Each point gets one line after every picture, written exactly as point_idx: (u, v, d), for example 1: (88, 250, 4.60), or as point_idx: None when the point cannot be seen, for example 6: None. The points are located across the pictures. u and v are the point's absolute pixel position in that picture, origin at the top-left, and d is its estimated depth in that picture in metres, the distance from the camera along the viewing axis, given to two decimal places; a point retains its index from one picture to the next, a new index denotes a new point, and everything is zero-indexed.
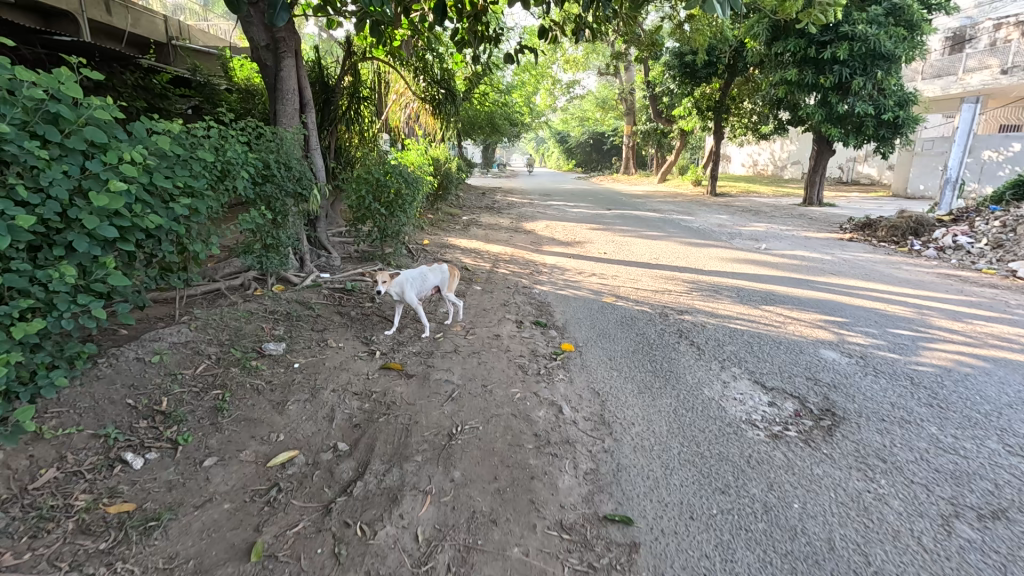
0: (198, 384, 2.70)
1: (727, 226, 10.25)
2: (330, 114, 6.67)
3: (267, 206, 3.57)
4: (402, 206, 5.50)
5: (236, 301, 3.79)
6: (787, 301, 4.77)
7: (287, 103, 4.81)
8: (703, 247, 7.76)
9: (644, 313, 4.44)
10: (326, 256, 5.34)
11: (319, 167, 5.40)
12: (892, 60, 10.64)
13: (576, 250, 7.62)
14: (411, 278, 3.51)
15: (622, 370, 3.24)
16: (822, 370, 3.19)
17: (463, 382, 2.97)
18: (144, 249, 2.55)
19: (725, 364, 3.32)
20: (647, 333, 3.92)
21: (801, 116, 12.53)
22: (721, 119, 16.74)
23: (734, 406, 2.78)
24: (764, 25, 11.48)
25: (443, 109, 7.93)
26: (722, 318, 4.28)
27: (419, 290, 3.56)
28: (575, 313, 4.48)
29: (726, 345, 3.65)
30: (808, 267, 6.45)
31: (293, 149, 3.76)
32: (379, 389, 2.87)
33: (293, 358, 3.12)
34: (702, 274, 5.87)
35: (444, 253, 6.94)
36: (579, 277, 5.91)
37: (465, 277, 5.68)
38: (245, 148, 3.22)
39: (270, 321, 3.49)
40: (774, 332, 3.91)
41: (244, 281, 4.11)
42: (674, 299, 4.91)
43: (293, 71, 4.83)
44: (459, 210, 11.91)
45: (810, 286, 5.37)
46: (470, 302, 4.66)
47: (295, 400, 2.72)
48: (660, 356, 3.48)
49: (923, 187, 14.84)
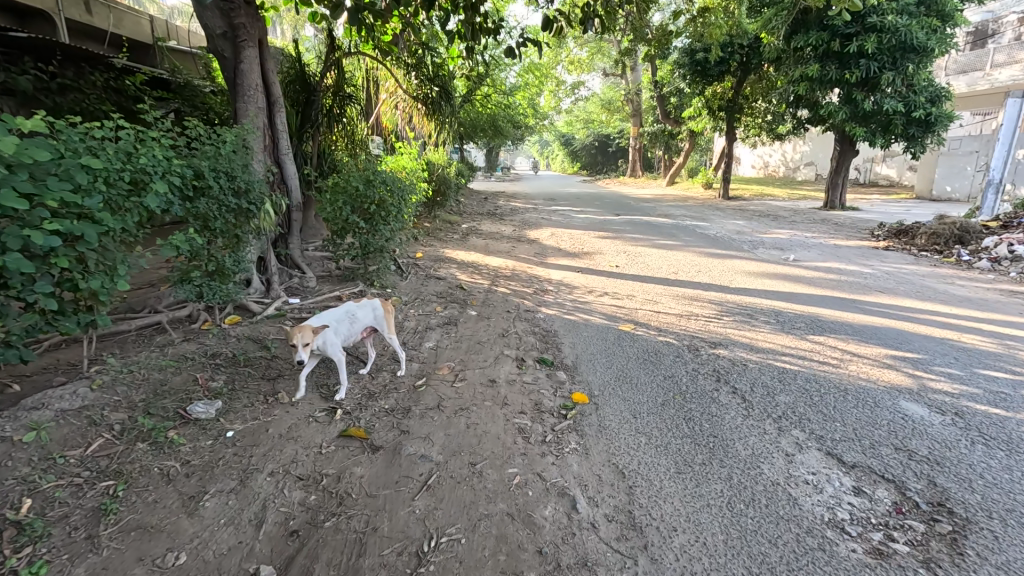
0: (85, 471, 2.02)
1: (746, 233, 9.51)
2: (312, 116, 6.09)
3: (207, 226, 2.88)
4: (386, 219, 4.77)
5: (174, 340, 3.11)
6: (838, 328, 4.04)
7: (249, 101, 4.13)
8: (725, 258, 7.05)
9: (671, 348, 3.70)
10: (299, 276, 4.66)
11: (293, 174, 4.72)
12: (923, 53, 9.89)
13: (585, 263, 6.91)
14: (334, 324, 2.73)
15: (651, 435, 2.52)
16: (912, 437, 2.45)
17: (444, 460, 2.26)
18: (10, 292, 1.92)
19: (783, 426, 2.59)
20: (678, 377, 3.19)
21: (822, 115, 11.77)
22: (734, 119, 15.99)
23: (809, 497, 2.06)
24: (783, 18, 10.74)
25: (437, 111, 7.21)
26: (766, 353, 3.55)
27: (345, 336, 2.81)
28: (587, 347, 3.76)
29: (778, 396, 2.91)
30: (848, 282, 5.71)
31: (242, 153, 3.08)
32: (332, 471, 2.17)
33: (227, 424, 2.42)
34: (730, 292, 5.14)
35: (438, 267, 6.25)
36: (589, 296, 5.20)
37: (459, 298, 4.98)
38: (169, 154, 2.57)
39: (209, 368, 2.79)
40: (835, 375, 3.17)
41: (191, 312, 3.46)
42: (703, 326, 4.18)
43: (255, 63, 4.14)
44: (459, 217, 11.21)
45: (860, 307, 4.63)
46: (463, 332, 3.95)
47: (215, 492, 2.02)
48: (697, 411, 2.75)
49: (950, 188, 14.05)
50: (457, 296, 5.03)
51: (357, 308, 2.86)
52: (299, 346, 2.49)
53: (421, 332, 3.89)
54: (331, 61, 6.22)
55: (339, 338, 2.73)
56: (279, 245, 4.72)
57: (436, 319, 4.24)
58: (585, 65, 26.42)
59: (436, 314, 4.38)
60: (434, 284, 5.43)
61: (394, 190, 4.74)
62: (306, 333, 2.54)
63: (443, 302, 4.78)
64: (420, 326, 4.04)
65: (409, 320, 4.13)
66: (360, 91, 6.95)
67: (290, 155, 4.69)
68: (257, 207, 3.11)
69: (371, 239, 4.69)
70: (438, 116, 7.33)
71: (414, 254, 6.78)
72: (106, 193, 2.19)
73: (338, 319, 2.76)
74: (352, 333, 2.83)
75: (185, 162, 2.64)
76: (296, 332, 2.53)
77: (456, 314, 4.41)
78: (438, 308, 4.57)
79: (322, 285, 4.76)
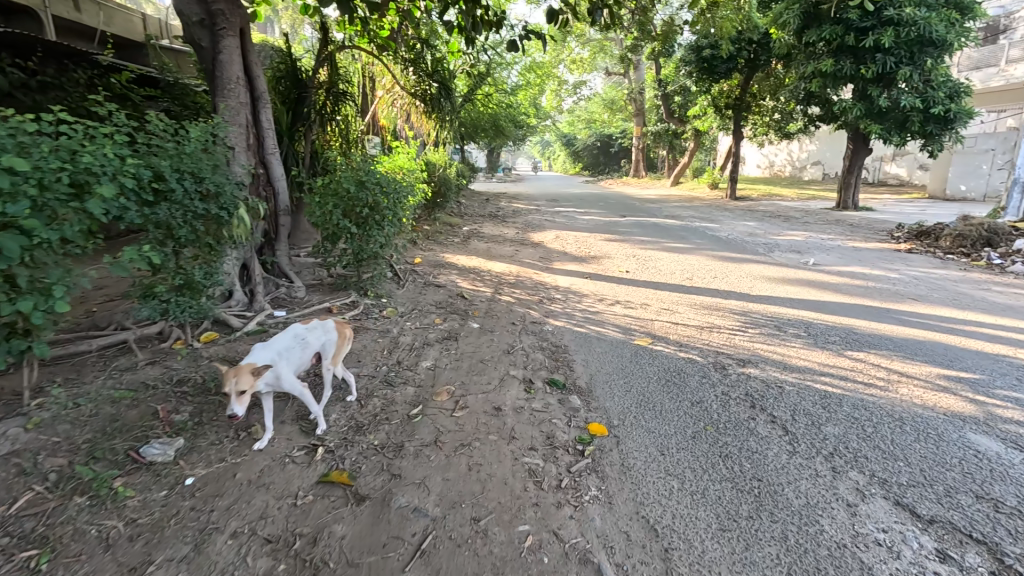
0: (6, 538, 1.67)
1: (759, 235, 9.13)
2: (303, 114, 5.80)
3: (170, 235, 2.51)
4: (380, 224, 4.36)
5: (138, 363, 2.77)
6: (878, 342, 3.67)
7: (229, 95, 3.77)
8: (741, 262, 6.68)
9: (695, 366, 3.33)
10: (287, 286, 4.32)
11: (280, 176, 4.37)
12: (942, 47, 9.51)
13: (593, 268, 6.55)
14: (280, 355, 2.28)
15: (685, 479, 2.15)
16: (993, 482, 2.08)
17: (443, 515, 1.90)
18: None
19: (837, 466, 2.22)
20: (707, 403, 2.82)
21: (835, 113, 11.39)
22: (741, 118, 15.63)
23: (887, 567, 1.69)
24: (794, 11, 10.36)
25: (436, 110, 6.86)
26: (804, 373, 3.17)
27: (297, 366, 2.36)
28: (602, 365, 3.39)
29: (824, 427, 2.54)
30: (876, 288, 5.33)
31: (213, 151, 2.71)
32: (308, 531, 1.81)
33: (187, 468, 2.06)
34: (752, 301, 4.77)
35: (437, 274, 5.90)
36: (600, 305, 4.83)
37: (460, 308, 4.62)
38: (121, 152, 2.20)
39: (172, 398, 2.43)
40: (886, 399, 2.79)
41: (162, 329, 3.13)
42: (728, 340, 3.80)
43: (236, 54, 3.78)
44: (459, 219, 10.84)
45: (896, 317, 4.26)
46: (465, 348, 3.58)
47: (163, 563, 1.66)
48: (734, 447, 2.39)
49: (964, 188, 13.67)
50: (458, 306, 4.66)
51: (306, 329, 2.46)
52: (240, 387, 2.05)
53: (418, 349, 3.52)
54: (324, 57, 5.89)
55: (290, 368, 2.31)
56: (265, 252, 4.36)
57: (434, 333, 3.87)
58: (587, 64, 26.07)
59: (435, 327, 4.02)
60: (434, 292, 5.06)
61: (388, 193, 4.35)
62: (246, 369, 2.10)
63: (442, 312, 4.41)
64: (417, 342, 3.67)
65: (405, 335, 3.77)
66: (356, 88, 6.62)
67: (277, 155, 4.34)
68: (231, 211, 2.74)
69: (364, 246, 4.31)
70: (438, 115, 6.98)
71: (413, 260, 6.41)
72: (37, 197, 1.83)
73: (286, 345, 2.34)
74: (305, 362, 2.41)
75: (142, 161, 2.28)
76: (232, 372, 2.08)
77: (457, 327, 4.04)
78: (438, 319, 4.20)
79: (312, 296, 4.40)
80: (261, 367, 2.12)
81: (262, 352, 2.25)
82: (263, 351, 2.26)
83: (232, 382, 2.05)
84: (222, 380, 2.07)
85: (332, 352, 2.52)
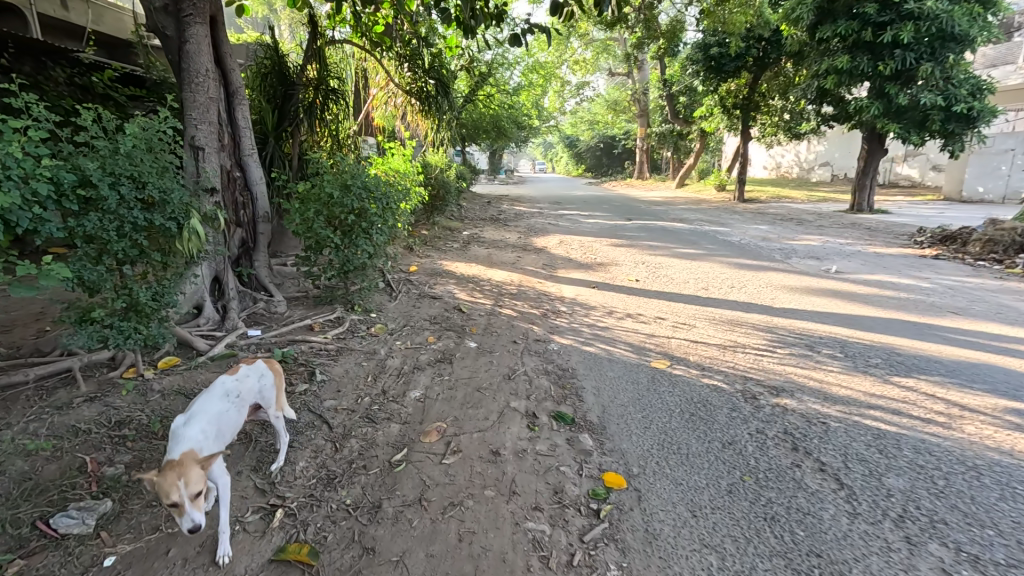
0: None
1: (773, 240, 8.70)
2: (290, 112, 5.43)
3: (106, 253, 2.11)
4: (368, 231, 3.98)
5: (79, 398, 2.37)
6: (926, 365, 3.25)
7: (197, 90, 3.38)
8: (758, 269, 6.27)
9: (723, 396, 2.92)
10: (266, 300, 3.92)
11: (259, 180, 4.00)
12: (964, 43, 9.10)
13: (601, 276, 6.14)
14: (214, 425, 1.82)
15: (726, 555, 1.74)
16: None
17: None
18: None
19: (912, 535, 1.80)
20: (741, 444, 2.41)
21: (850, 112, 10.98)
22: (749, 118, 15.22)
23: None
24: (808, 6, 9.95)
25: (434, 112, 6.46)
26: (850, 406, 2.76)
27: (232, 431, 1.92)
28: (616, 393, 2.98)
29: (887, 478, 2.13)
30: (910, 299, 4.91)
31: (161, 152, 2.30)
32: None
33: (109, 543, 1.69)
34: (776, 315, 4.36)
35: (434, 283, 5.51)
36: (610, 320, 4.42)
37: (456, 323, 4.23)
38: (36, 153, 1.81)
39: (107, 446, 2.05)
40: (953, 441, 2.38)
41: (116, 356, 2.73)
42: (756, 363, 3.39)
43: (205, 44, 3.40)
44: (460, 224, 10.46)
45: (939, 334, 3.84)
46: (460, 373, 3.17)
47: None
48: (782, 508, 1.97)
49: (982, 189, 13.27)
50: (456, 320, 4.25)
51: (235, 381, 1.99)
52: (194, 490, 1.58)
53: (407, 375, 3.12)
54: (313, 52, 5.53)
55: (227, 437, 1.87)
56: (242, 263, 3.97)
57: (427, 355, 3.46)
58: (590, 65, 25.71)
59: (428, 347, 3.61)
60: (430, 305, 4.66)
61: (376, 199, 3.94)
62: (191, 462, 1.62)
63: (437, 329, 4.00)
64: (407, 365, 3.26)
65: (393, 357, 3.37)
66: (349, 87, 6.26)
67: (255, 156, 3.97)
68: (184, 221, 2.35)
69: (349, 257, 3.90)
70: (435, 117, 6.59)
71: (409, 269, 6.01)
72: None
73: (217, 410, 1.87)
74: (241, 420, 1.97)
75: (65, 163, 1.90)
76: (173, 472, 1.58)
77: (452, 346, 3.64)
78: (432, 337, 3.79)
79: (294, 311, 4.00)
80: (210, 455, 1.66)
81: (193, 428, 1.76)
82: (192, 426, 1.77)
83: (179, 485, 1.56)
84: (159, 487, 1.55)
85: (271, 398, 2.09)
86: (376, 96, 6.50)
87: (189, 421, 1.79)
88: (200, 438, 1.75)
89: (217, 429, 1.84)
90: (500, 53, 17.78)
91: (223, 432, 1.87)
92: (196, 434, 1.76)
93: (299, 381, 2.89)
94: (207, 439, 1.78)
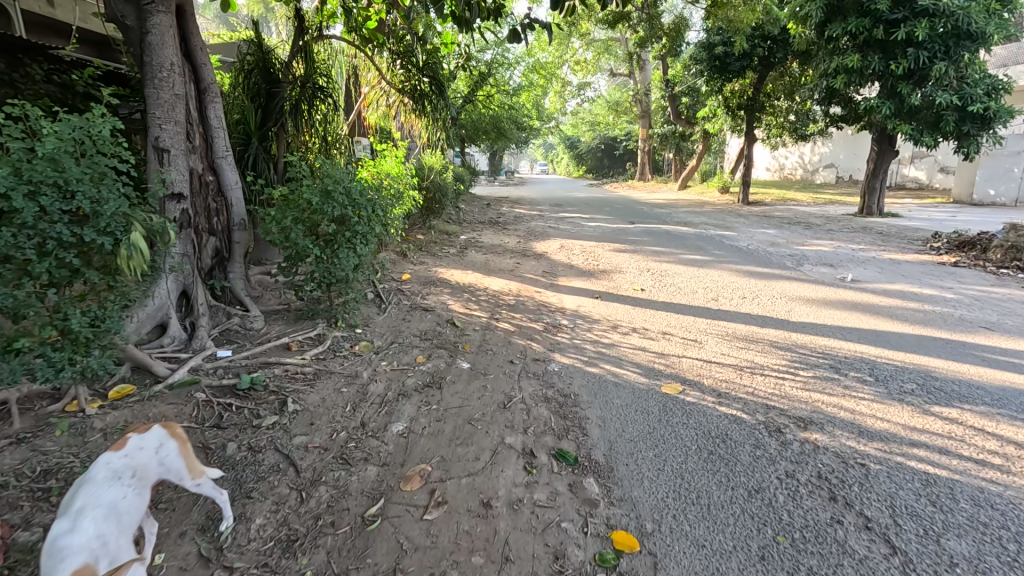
0: None
1: (782, 245, 8.38)
2: (275, 111, 5.15)
3: (26, 276, 1.81)
4: (351, 240, 3.65)
5: (8, 442, 2.04)
6: (968, 393, 2.93)
7: (161, 86, 3.07)
8: (769, 277, 5.95)
9: (743, 428, 2.60)
10: (241, 316, 3.61)
11: (235, 184, 3.70)
12: (981, 40, 8.77)
13: (604, 285, 5.82)
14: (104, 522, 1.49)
15: None
16: None
17: None
18: None
19: None
20: (771, 493, 2.09)
21: (859, 113, 10.67)
22: (753, 119, 14.92)
23: None
24: (817, 3, 9.64)
25: (429, 114, 6.13)
26: (891, 443, 2.44)
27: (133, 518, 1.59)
28: (624, 425, 2.66)
29: (946, 540, 1.81)
30: (936, 311, 4.59)
31: (94, 159, 1.94)
32: None
33: None
34: (794, 331, 4.04)
35: (426, 292, 5.21)
36: (615, 335, 4.09)
37: (448, 338, 3.92)
38: None
39: (25, 504, 1.77)
40: (1017, 491, 2.06)
41: (61, 389, 2.39)
42: (779, 387, 3.07)
43: (170, 35, 3.09)
44: (458, 227, 10.15)
45: (976, 353, 3.52)
46: (449, 401, 2.85)
47: None
48: None
49: (993, 192, 12.98)
50: (448, 336, 3.94)
51: (124, 458, 1.64)
52: None
53: (390, 403, 2.80)
54: (300, 47, 5.22)
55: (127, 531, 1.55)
56: (216, 275, 3.66)
57: (414, 378, 3.14)
58: (592, 65, 25.44)
59: (415, 368, 3.29)
60: (421, 318, 4.34)
61: (360, 205, 3.62)
62: None
63: (427, 346, 3.68)
64: (391, 391, 2.95)
65: (376, 381, 3.06)
66: (339, 85, 5.95)
67: (230, 158, 3.67)
68: (123, 236, 2.01)
69: (331, 268, 3.57)
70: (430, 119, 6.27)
71: (402, 277, 5.69)
72: None
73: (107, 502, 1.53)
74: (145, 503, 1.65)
75: None
76: None
77: (443, 367, 3.32)
78: (421, 357, 3.48)
79: (273, 327, 3.69)
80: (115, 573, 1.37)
81: (77, 536, 1.43)
82: (78, 531, 1.44)
83: None
84: None
85: (176, 467, 1.76)
86: (368, 96, 6.18)
87: (73, 526, 1.45)
88: (92, 545, 1.43)
89: (114, 525, 1.52)
90: (500, 53, 17.51)
91: (121, 527, 1.55)
92: (85, 541, 1.43)
93: (266, 412, 2.57)
94: (102, 543, 1.46)
